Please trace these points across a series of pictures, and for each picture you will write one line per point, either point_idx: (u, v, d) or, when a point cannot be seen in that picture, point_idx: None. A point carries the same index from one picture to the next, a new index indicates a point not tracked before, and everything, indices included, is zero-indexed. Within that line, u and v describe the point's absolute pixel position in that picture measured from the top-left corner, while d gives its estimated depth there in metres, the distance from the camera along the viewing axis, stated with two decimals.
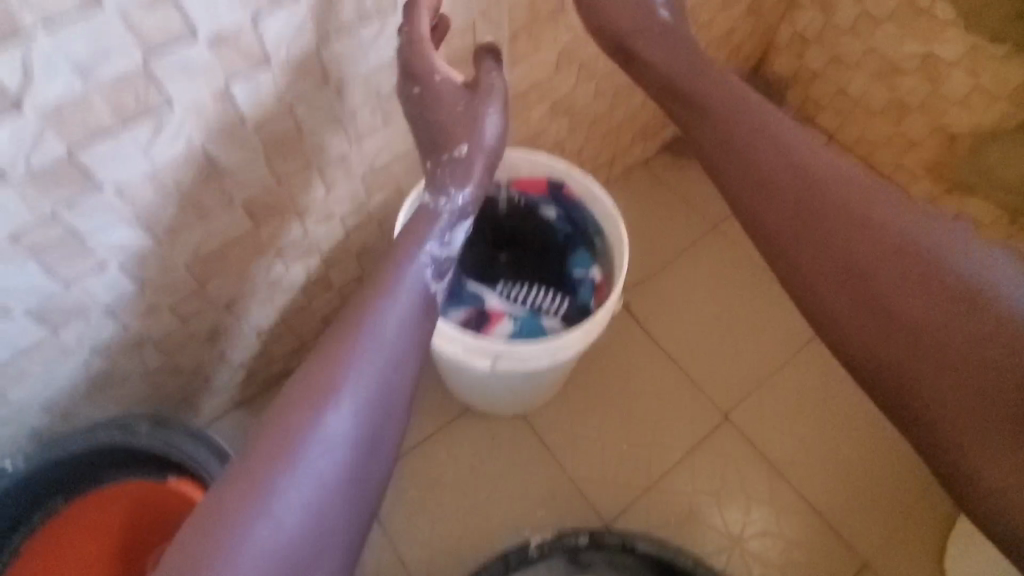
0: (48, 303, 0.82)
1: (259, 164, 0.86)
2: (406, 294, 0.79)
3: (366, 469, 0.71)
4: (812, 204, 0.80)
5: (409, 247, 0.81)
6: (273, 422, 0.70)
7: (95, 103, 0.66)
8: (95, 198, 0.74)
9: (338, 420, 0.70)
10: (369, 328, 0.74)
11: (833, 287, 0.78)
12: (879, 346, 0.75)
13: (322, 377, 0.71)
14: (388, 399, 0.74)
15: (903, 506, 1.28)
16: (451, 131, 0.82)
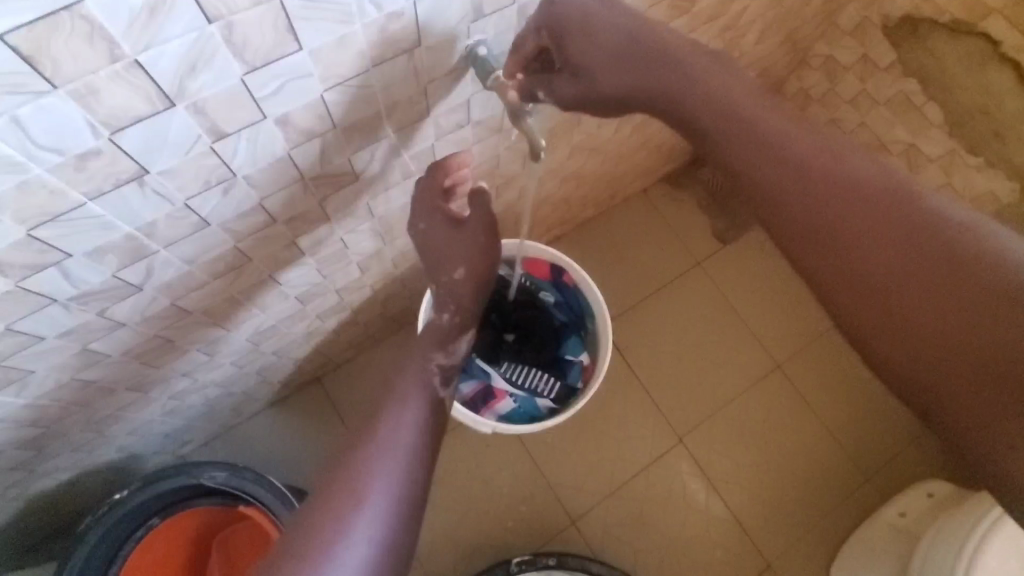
0: (144, 380, 1.01)
1: (312, 272, 1.02)
2: (421, 397, 0.90)
3: (391, 553, 0.76)
4: (838, 222, 0.63)
5: (419, 364, 0.94)
6: (311, 518, 0.77)
7: (197, 273, 0.80)
8: (188, 320, 0.91)
9: (371, 516, 0.76)
10: (391, 430, 0.84)
11: (870, 317, 0.61)
12: (962, 390, 0.56)
13: (356, 474, 0.79)
14: (412, 491, 0.81)
15: (812, 522, 1.57)
16: (449, 259, 0.94)
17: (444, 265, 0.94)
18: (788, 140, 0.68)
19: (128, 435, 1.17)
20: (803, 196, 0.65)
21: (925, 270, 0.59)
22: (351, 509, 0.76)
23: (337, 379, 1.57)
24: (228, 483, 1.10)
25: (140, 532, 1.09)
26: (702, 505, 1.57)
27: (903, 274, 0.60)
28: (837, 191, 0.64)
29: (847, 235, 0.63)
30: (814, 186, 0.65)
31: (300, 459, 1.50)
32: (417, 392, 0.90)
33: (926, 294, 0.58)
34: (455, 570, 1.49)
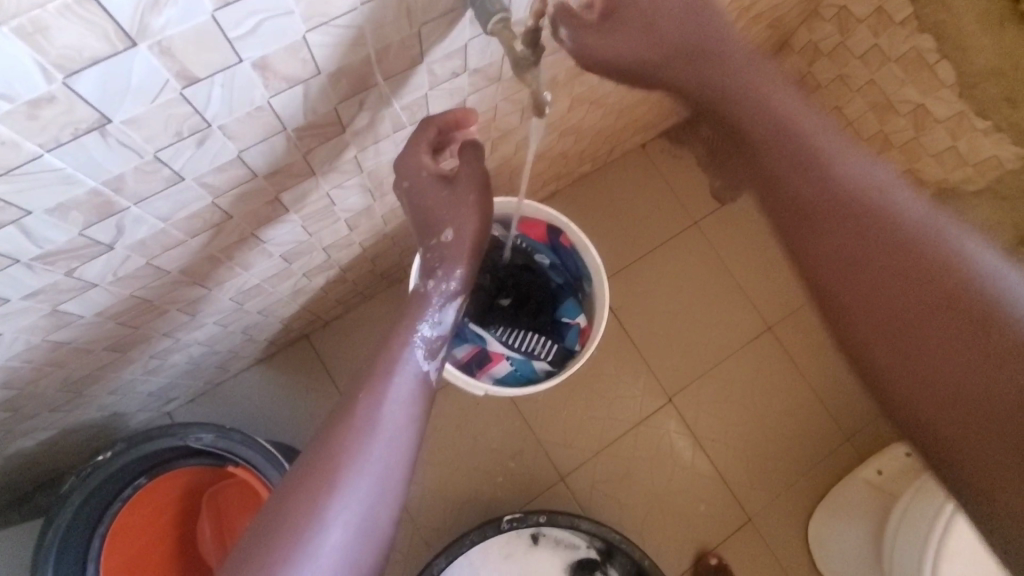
0: (122, 341, 0.97)
1: (297, 230, 0.96)
2: (404, 374, 0.83)
3: (368, 545, 0.74)
4: (855, 230, 0.67)
5: (402, 336, 0.85)
6: (283, 504, 0.73)
7: (173, 232, 0.75)
8: (166, 279, 0.86)
9: (350, 506, 0.73)
10: (372, 414, 0.78)
11: (874, 323, 0.65)
12: (940, 407, 0.60)
13: (334, 460, 0.75)
14: (394, 478, 0.77)
15: (794, 479, 1.61)
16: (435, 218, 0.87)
17: (432, 228, 0.87)
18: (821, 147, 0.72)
19: (110, 394, 1.14)
20: (826, 201, 0.69)
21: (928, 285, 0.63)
22: (327, 500, 0.73)
23: (325, 336, 1.54)
24: (218, 444, 1.08)
25: (126, 493, 1.09)
26: (688, 462, 1.60)
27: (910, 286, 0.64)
28: (860, 202, 0.68)
29: (862, 241, 0.67)
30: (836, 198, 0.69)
31: (289, 416, 1.49)
32: (401, 369, 0.83)
33: (928, 305, 0.63)
34: (445, 524, 1.50)
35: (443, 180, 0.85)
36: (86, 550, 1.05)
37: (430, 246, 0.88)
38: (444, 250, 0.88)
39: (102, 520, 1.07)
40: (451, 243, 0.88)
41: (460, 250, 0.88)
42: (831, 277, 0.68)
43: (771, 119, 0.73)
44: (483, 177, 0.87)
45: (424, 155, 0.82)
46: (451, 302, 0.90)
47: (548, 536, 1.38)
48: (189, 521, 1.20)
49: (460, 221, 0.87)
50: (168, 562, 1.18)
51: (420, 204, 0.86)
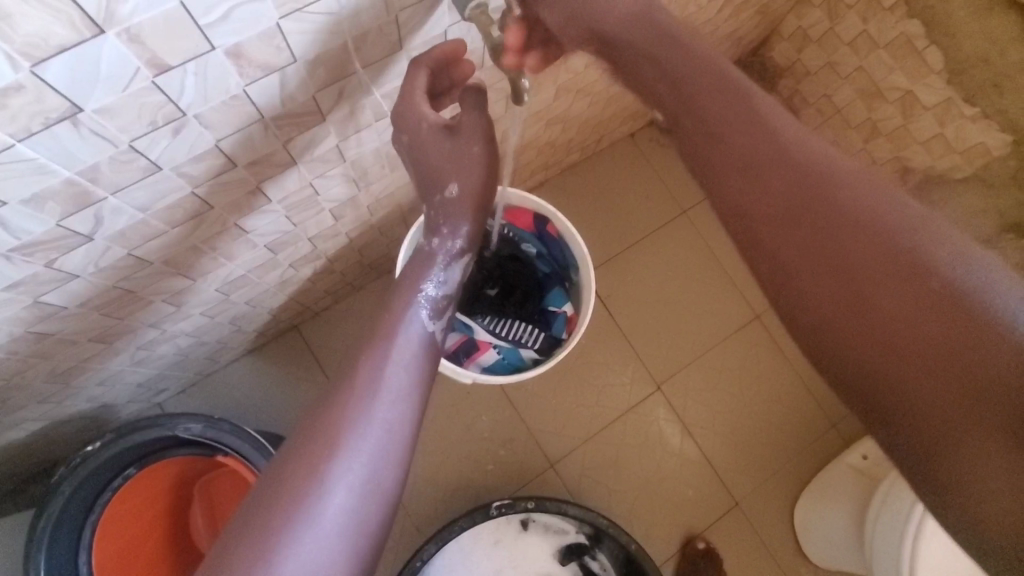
0: (107, 331, 0.97)
1: (281, 221, 0.96)
2: (408, 335, 0.84)
3: (376, 505, 0.75)
4: (809, 217, 0.65)
5: (405, 296, 0.87)
6: (289, 464, 0.74)
7: (153, 222, 0.75)
8: (149, 270, 0.86)
9: (358, 464, 0.74)
10: (375, 373, 0.79)
11: (830, 303, 0.62)
12: (904, 383, 0.57)
13: (340, 419, 0.76)
14: (399, 437, 0.78)
15: (781, 464, 1.63)
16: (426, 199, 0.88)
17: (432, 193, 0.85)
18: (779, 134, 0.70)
19: (98, 385, 1.14)
20: (780, 188, 0.67)
21: (882, 267, 0.60)
22: (334, 458, 0.74)
23: (315, 327, 1.54)
24: (206, 434, 1.08)
25: (117, 482, 1.10)
26: (677, 449, 1.61)
27: (865, 269, 0.61)
28: (816, 186, 0.66)
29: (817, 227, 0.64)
30: (790, 179, 0.67)
31: (279, 406, 1.49)
32: (405, 329, 0.84)
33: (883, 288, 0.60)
34: (435, 512, 1.52)
35: (445, 131, 0.79)
36: (78, 538, 1.06)
37: (436, 203, 0.87)
38: (449, 207, 0.86)
39: (93, 510, 1.08)
40: (456, 198, 0.85)
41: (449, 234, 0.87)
42: (786, 265, 0.66)
43: (737, 112, 0.71)
44: (486, 121, 0.82)
45: (422, 104, 0.77)
46: (454, 263, 0.92)
47: (537, 521, 1.40)
48: (180, 509, 1.20)
49: (464, 175, 0.83)
50: (162, 548, 1.18)
51: (422, 158, 0.82)
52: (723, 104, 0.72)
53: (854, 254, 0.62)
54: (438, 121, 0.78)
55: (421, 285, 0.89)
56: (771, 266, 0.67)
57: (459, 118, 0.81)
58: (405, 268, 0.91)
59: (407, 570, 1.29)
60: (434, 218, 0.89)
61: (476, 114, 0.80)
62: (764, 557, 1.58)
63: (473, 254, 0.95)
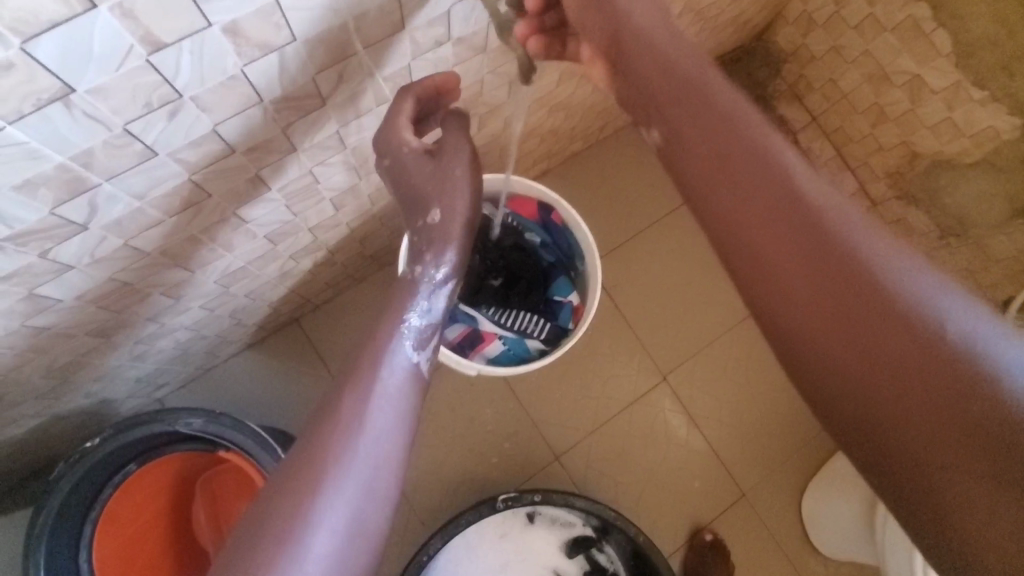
0: (105, 325, 0.94)
1: (281, 210, 0.94)
2: (392, 368, 0.79)
3: (359, 552, 0.71)
4: (798, 244, 0.65)
5: (391, 326, 0.81)
6: (266, 509, 0.70)
7: (149, 210, 0.73)
8: (146, 261, 0.84)
9: (340, 506, 0.70)
10: (358, 410, 0.75)
11: (812, 332, 0.64)
12: (883, 415, 0.59)
13: (322, 459, 0.72)
14: (385, 476, 0.74)
15: (787, 453, 1.61)
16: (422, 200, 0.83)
17: (422, 204, 0.82)
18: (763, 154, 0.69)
19: (96, 381, 1.12)
20: (763, 213, 0.67)
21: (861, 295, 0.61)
22: (314, 500, 0.70)
23: (316, 320, 1.52)
24: (207, 430, 1.06)
25: (117, 479, 1.09)
26: (682, 439, 1.60)
27: (851, 298, 0.61)
28: (800, 210, 0.66)
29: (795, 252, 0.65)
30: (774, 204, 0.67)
31: (280, 401, 1.47)
32: (388, 361, 0.79)
33: (865, 316, 0.60)
34: (440, 505, 1.50)
35: (427, 154, 0.81)
36: (78, 536, 1.05)
37: (420, 227, 0.84)
38: (433, 231, 0.83)
39: (94, 506, 1.07)
40: (440, 224, 0.82)
41: (448, 231, 0.83)
42: (771, 289, 0.67)
43: (731, 122, 0.70)
44: (469, 144, 0.82)
45: (405, 128, 0.79)
46: (440, 291, 0.85)
47: (544, 514, 1.39)
48: (181, 510, 1.18)
49: (448, 199, 0.81)
50: (163, 551, 1.15)
51: (405, 182, 0.82)
52: (699, 117, 0.72)
53: (832, 280, 0.62)
54: (420, 145, 0.80)
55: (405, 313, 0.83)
56: (757, 293, 0.69)
57: (442, 142, 0.82)
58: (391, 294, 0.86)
59: (413, 564, 1.27)
60: (419, 242, 0.85)
61: (457, 134, 0.82)
62: (771, 548, 1.57)
63: (461, 279, 0.89)
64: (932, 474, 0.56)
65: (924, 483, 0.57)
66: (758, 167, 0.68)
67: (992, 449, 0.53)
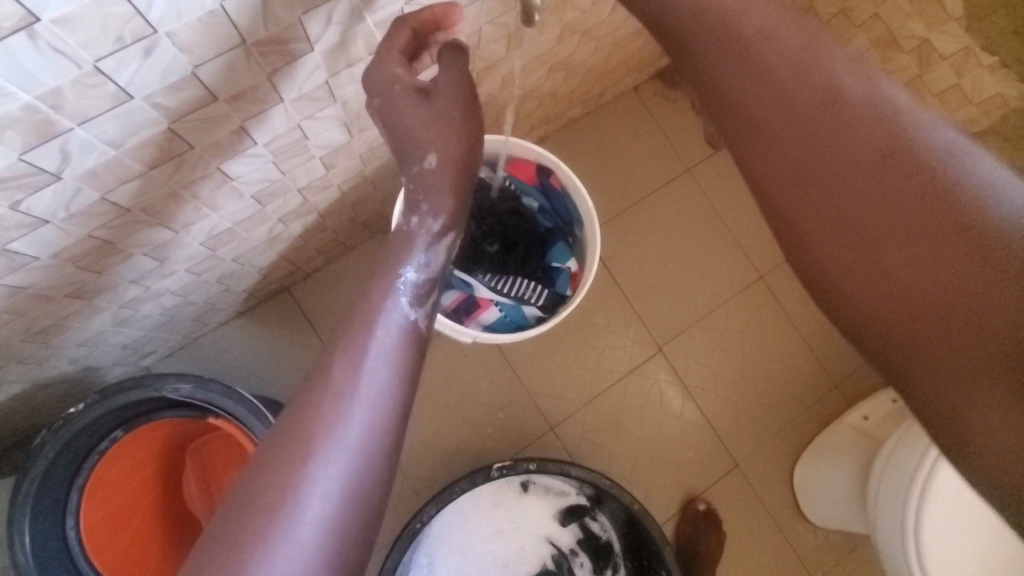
0: (85, 287, 0.91)
1: (268, 167, 0.90)
2: (383, 327, 0.74)
3: (356, 515, 0.66)
4: (824, 160, 0.65)
5: (383, 283, 0.76)
6: (256, 477, 0.66)
7: (127, 161, 0.69)
8: (126, 217, 0.80)
9: (333, 468, 0.66)
10: (351, 371, 0.70)
11: (836, 249, 0.64)
12: (906, 330, 0.59)
13: (312, 422, 0.68)
14: (381, 439, 0.69)
15: (781, 424, 1.61)
16: (419, 142, 0.77)
17: (415, 151, 0.78)
18: (793, 75, 0.67)
19: (80, 346, 1.09)
20: (788, 131, 0.67)
21: (888, 208, 0.61)
22: (305, 465, 0.66)
23: (308, 288, 1.49)
24: (196, 395, 1.03)
25: (102, 446, 1.06)
26: (677, 411, 1.59)
27: (876, 212, 0.61)
28: (829, 124, 0.65)
29: (830, 151, 0.64)
30: (801, 122, 0.66)
31: (272, 369, 1.45)
32: (382, 318, 0.74)
33: (890, 228, 0.61)
34: (434, 475, 1.50)
35: (420, 94, 0.76)
36: (65, 503, 1.04)
37: (414, 174, 0.79)
38: (431, 178, 0.79)
39: (80, 474, 1.05)
40: (437, 170, 0.79)
41: (446, 177, 0.79)
42: (794, 209, 0.67)
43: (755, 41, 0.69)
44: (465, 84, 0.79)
45: (397, 63, 0.75)
46: (438, 243, 0.81)
47: (537, 484, 1.38)
48: (169, 479, 1.16)
49: (444, 144, 0.78)
50: (152, 519, 1.13)
51: (395, 122, 0.77)
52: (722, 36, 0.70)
53: (860, 196, 0.62)
54: (412, 81, 0.75)
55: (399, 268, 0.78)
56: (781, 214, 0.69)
57: (437, 80, 0.78)
58: (383, 250, 0.81)
59: (408, 531, 1.24)
60: (413, 191, 0.80)
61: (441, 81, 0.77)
62: (762, 518, 1.58)
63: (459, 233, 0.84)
64: (956, 388, 0.56)
65: (947, 401, 0.57)
66: (785, 93, 0.67)
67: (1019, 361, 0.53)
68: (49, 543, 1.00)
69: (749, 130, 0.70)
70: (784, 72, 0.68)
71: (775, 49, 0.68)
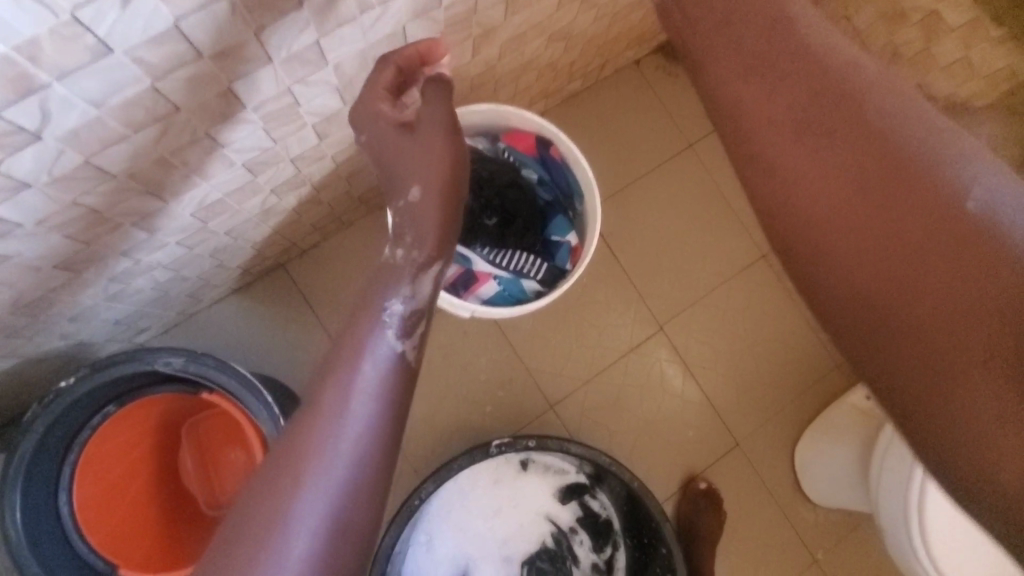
0: (73, 258, 0.89)
1: (258, 135, 0.87)
2: (369, 362, 0.69)
3: (335, 570, 0.63)
4: (819, 157, 0.63)
5: (367, 316, 0.72)
6: (233, 526, 0.64)
7: (109, 121, 0.67)
8: (112, 184, 0.78)
9: (308, 520, 0.62)
10: (331, 413, 0.66)
11: (839, 246, 0.61)
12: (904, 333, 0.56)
13: (292, 464, 0.64)
14: (361, 487, 0.64)
15: (782, 403, 1.60)
16: (404, 175, 0.73)
17: (398, 187, 0.73)
18: (806, 54, 0.65)
19: (71, 320, 1.07)
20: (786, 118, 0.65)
21: (887, 211, 0.58)
22: (281, 515, 0.62)
23: (304, 265, 1.47)
24: (189, 369, 1.01)
25: (95, 420, 1.05)
26: (677, 390, 1.58)
27: (888, 209, 0.58)
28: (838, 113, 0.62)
29: (821, 145, 0.63)
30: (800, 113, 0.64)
31: (269, 347, 1.44)
32: (365, 356, 0.69)
33: (893, 228, 0.58)
34: (432, 453, 1.49)
35: (402, 127, 0.75)
36: (57, 479, 1.02)
37: (399, 208, 0.74)
38: (413, 211, 0.73)
39: (73, 448, 1.03)
40: (420, 202, 0.73)
41: (430, 208, 0.73)
42: (783, 208, 0.66)
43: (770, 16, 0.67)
44: (446, 110, 0.75)
45: (382, 99, 0.76)
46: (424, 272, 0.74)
47: (537, 462, 1.37)
48: (166, 455, 1.16)
49: (426, 173, 0.72)
50: (148, 495, 1.13)
51: (379, 154, 0.76)
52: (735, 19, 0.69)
53: (870, 192, 0.60)
54: (395, 118, 0.75)
55: (384, 301, 0.73)
56: (773, 202, 0.68)
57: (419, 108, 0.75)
58: (369, 280, 0.76)
59: (407, 507, 1.23)
60: (399, 226, 0.75)
61: None
62: (762, 496, 1.57)
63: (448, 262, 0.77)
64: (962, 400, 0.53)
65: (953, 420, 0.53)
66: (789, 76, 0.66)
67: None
68: (40, 519, 0.98)
69: (748, 115, 0.69)
70: (800, 49, 0.66)
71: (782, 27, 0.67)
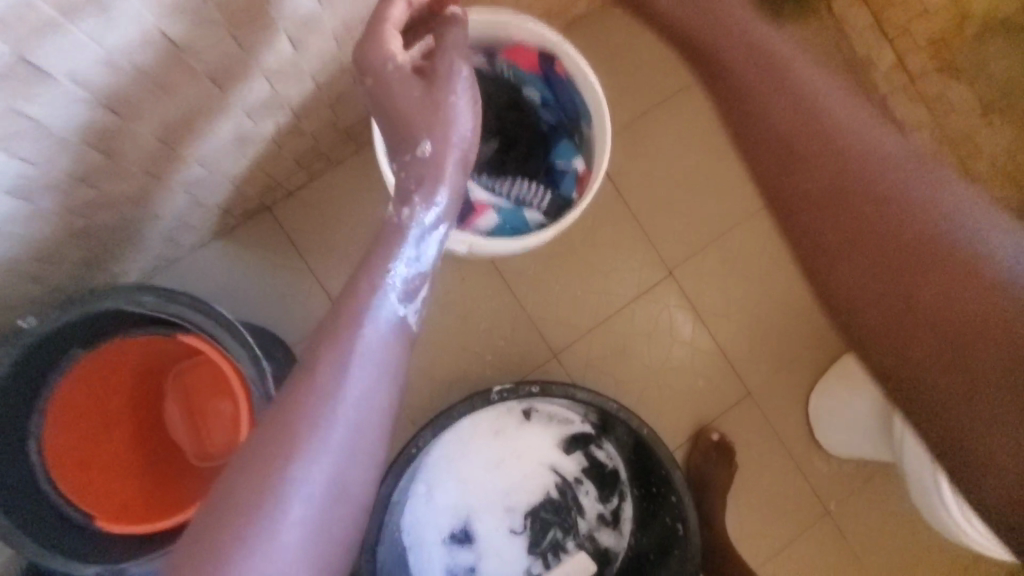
0: (23, 184, 0.79)
1: (223, 38, 0.77)
2: (373, 326, 0.75)
3: (342, 512, 0.69)
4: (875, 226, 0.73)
5: (372, 279, 0.76)
6: (238, 473, 0.67)
7: (36, 4, 0.57)
8: (52, 89, 0.68)
9: (318, 468, 0.67)
10: (338, 370, 0.71)
11: (907, 345, 0.70)
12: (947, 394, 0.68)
13: (300, 415, 0.68)
14: (368, 438, 0.71)
15: (796, 351, 1.53)
16: (414, 128, 0.77)
17: (409, 142, 0.78)
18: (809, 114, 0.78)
19: (33, 261, 0.98)
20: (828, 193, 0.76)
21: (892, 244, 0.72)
22: (291, 465, 0.66)
23: (289, 207, 1.37)
24: (160, 308, 0.93)
25: (64, 366, 0.98)
26: (688, 338, 1.50)
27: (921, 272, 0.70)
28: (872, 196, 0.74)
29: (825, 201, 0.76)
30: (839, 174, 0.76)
31: (255, 294, 1.36)
32: (370, 318, 0.75)
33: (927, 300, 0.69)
34: (431, 404, 1.42)
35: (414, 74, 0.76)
36: (25, 425, 0.96)
37: (406, 162, 0.79)
38: (424, 165, 0.78)
39: (42, 395, 0.96)
40: (431, 159, 0.78)
41: (441, 166, 0.78)
42: (856, 305, 0.74)
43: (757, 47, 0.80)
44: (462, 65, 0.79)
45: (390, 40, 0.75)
46: (429, 237, 0.80)
47: (539, 411, 1.31)
48: (148, 402, 1.10)
49: (439, 130, 0.77)
50: (129, 446, 1.07)
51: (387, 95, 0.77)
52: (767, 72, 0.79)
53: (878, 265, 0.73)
54: (407, 62, 0.76)
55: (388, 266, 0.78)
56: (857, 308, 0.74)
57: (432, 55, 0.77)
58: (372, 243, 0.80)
59: (402, 458, 1.17)
60: (405, 183, 0.80)
61: None
62: (773, 446, 1.52)
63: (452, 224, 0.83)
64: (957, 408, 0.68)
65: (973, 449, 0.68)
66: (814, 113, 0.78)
67: (1002, 334, 0.66)
68: (9, 468, 0.92)
69: (798, 189, 0.78)
70: (806, 105, 0.78)
71: (790, 94, 0.79)
